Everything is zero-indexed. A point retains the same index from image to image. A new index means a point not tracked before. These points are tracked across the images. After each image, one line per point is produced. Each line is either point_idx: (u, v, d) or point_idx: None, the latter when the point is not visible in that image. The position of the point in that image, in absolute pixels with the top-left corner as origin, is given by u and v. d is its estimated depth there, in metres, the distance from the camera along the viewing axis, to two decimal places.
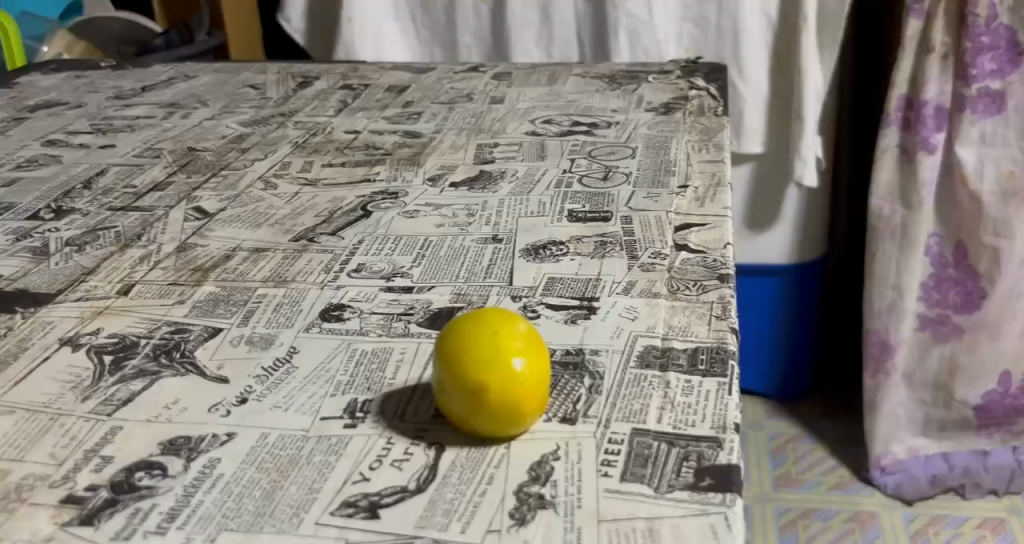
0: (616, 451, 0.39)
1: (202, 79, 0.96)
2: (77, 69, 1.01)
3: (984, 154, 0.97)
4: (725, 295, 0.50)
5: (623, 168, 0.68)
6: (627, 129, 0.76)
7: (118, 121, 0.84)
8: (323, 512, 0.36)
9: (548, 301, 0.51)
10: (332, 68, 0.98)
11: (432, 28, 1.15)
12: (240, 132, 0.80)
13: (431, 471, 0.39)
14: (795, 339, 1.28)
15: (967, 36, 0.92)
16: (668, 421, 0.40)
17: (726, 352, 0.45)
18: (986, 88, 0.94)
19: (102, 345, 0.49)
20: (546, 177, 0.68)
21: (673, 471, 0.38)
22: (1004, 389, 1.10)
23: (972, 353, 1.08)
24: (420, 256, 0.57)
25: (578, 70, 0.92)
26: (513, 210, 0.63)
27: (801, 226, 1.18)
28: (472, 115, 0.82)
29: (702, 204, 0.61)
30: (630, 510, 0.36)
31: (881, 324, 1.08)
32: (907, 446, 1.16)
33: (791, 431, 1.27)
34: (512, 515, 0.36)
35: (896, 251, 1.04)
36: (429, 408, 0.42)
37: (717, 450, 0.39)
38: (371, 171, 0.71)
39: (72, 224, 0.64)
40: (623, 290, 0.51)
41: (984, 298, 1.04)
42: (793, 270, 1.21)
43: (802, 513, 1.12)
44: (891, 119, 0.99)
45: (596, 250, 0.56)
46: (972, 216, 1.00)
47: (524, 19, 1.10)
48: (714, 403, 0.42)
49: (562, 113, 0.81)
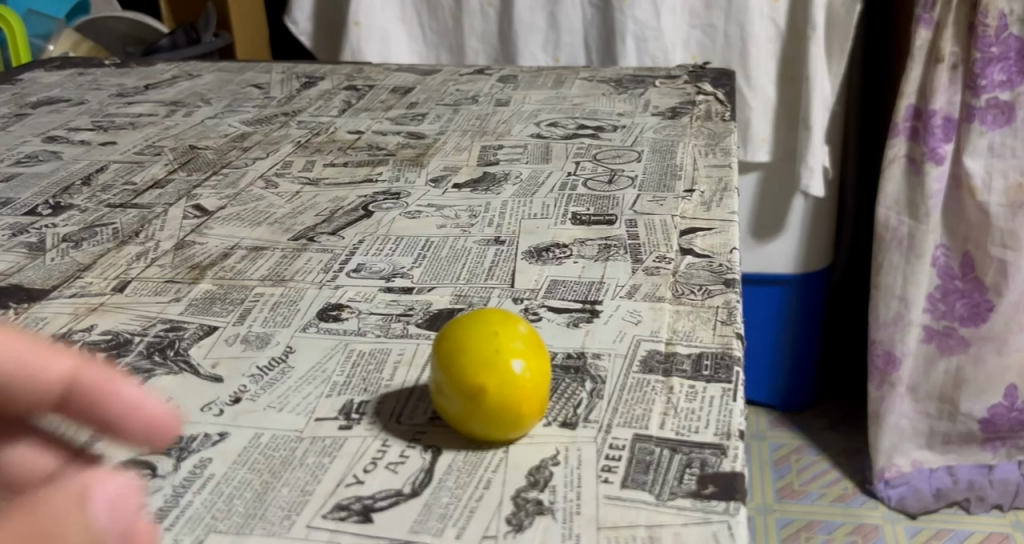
0: (617, 457, 0.38)
1: (205, 78, 0.95)
2: (81, 67, 1.00)
3: (993, 165, 0.96)
4: (731, 301, 0.49)
5: (629, 172, 0.67)
6: (633, 134, 0.75)
7: (120, 119, 0.83)
8: (315, 516, 0.35)
9: (550, 304, 0.50)
10: (337, 69, 0.97)
11: (439, 31, 1.14)
12: (242, 131, 0.80)
13: (427, 475, 0.38)
14: (798, 352, 1.27)
15: (977, 46, 0.91)
16: (671, 428, 0.40)
17: (732, 358, 0.44)
18: (996, 99, 0.93)
19: (95, 342, 0.48)
20: (550, 179, 0.67)
21: (675, 478, 0.37)
22: (1010, 404, 1.08)
23: (977, 366, 1.06)
24: (421, 257, 0.56)
25: (585, 74, 0.91)
26: (516, 212, 0.62)
27: (806, 236, 1.17)
28: (477, 117, 0.81)
29: (707, 209, 0.60)
30: (630, 518, 0.35)
31: (887, 336, 1.08)
32: (911, 459, 1.16)
33: (795, 442, 1.26)
34: (509, 521, 0.35)
35: (902, 263, 1.03)
36: (426, 410, 0.42)
37: (720, 457, 0.38)
38: (374, 171, 0.70)
39: (69, 221, 0.63)
40: (626, 294, 0.50)
41: (991, 311, 1.03)
42: (797, 280, 1.20)
43: (805, 525, 1.11)
44: (900, 129, 0.98)
45: (599, 253, 0.55)
46: (980, 228, 0.99)
47: (531, 23, 1.09)
48: (718, 410, 0.41)
49: (567, 116, 0.80)
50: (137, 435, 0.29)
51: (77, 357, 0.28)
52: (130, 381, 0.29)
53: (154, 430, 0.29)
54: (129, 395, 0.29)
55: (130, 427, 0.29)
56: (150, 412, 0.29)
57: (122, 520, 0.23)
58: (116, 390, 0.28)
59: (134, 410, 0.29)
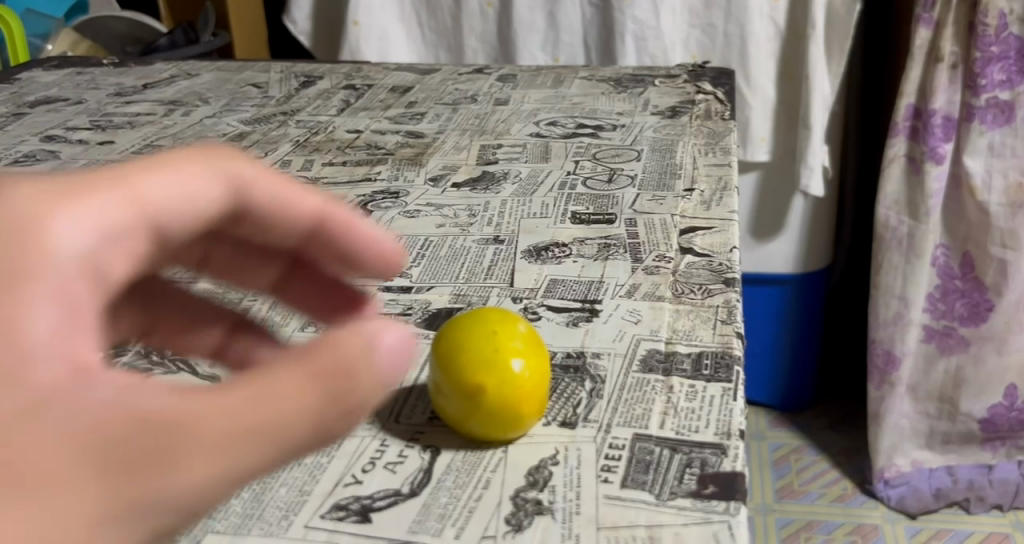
0: (616, 456, 0.38)
1: (203, 77, 0.95)
2: (79, 66, 1.00)
3: (992, 165, 0.95)
4: (731, 300, 0.49)
5: (628, 171, 0.67)
6: (632, 133, 0.75)
7: (118, 118, 0.83)
8: (313, 516, 0.35)
9: (550, 303, 0.50)
10: (336, 67, 0.97)
11: (438, 31, 1.14)
12: (240, 130, 0.79)
13: (426, 475, 0.37)
14: (798, 351, 1.26)
15: (976, 46, 0.91)
16: (671, 427, 0.39)
17: (732, 357, 0.44)
18: (995, 98, 0.93)
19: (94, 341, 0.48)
20: (549, 178, 0.67)
21: (675, 478, 0.36)
22: (1010, 404, 1.08)
23: (977, 366, 1.06)
24: (420, 256, 0.56)
25: (584, 73, 0.91)
26: (516, 211, 0.62)
27: (805, 236, 1.17)
28: (477, 116, 0.81)
29: (707, 208, 0.60)
30: (630, 518, 0.35)
31: (886, 336, 1.07)
32: (911, 458, 1.15)
33: (794, 442, 1.26)
34: (508, 521, 0.35)
35: (901, 262, 1.03)
36: (425, 409, 0.41)
37: (721, 457, 0.38)
38: (373, 170, 0.70)
39: None
40: (626, 293, 0.50)
41: (991, 310, 1.03)
42: (796, 280, 1.20)
43: (805, 525, 1.11)
44: (900, 129, 0.98)
45: (599, 252, 0.55)
46: (980, 228, 0.98)
47: (530, 22, 1.09)
48: (718, 409, 0.40)
49: (566, 115, 0.80)
50: (371, 267, 0.31)
51: (319, 196, 0.30)
52: (362, 218, 0.31)
53: (387, 262, 0.31)
54: (365, 230, 0.31)
55: (366, 259, 0.31)
56: (382, 246, 0.31)
57: (399, 359, 0.25)
58: (354, 230, 0.31)
59: (370, 244, 0.31)
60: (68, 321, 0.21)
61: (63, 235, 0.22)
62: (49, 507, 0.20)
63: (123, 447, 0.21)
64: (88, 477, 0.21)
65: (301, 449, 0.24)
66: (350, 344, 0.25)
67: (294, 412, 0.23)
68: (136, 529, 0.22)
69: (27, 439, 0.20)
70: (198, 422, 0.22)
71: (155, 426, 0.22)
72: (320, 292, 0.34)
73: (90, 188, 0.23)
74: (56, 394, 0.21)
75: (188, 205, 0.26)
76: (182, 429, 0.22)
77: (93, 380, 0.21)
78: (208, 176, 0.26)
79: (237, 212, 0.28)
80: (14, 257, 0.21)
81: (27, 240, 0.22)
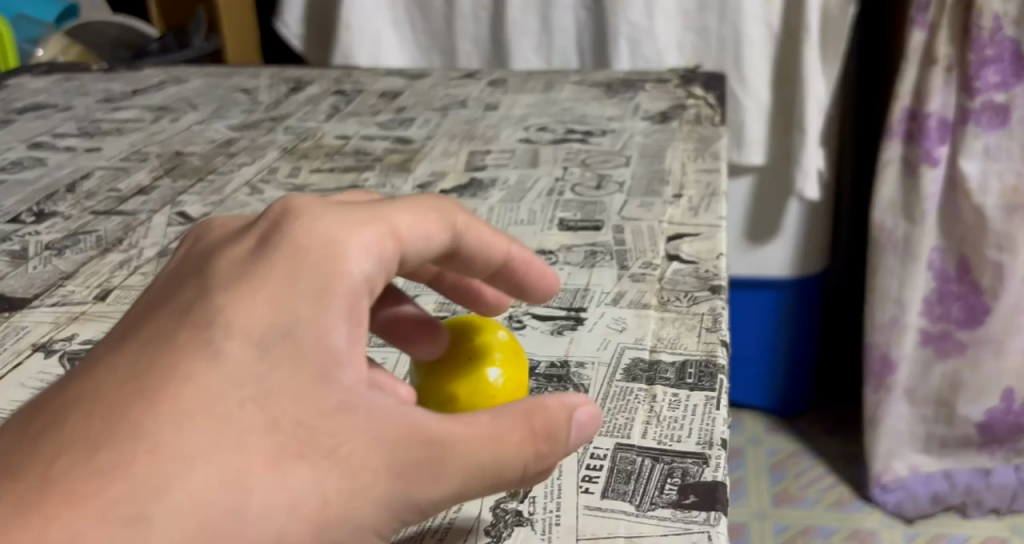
0: (598, 466, 0.37)
1: (192, 83, 0.94)
2: (68, 72, 0.99)
3: (988, 168, 0.95)
4: (716, 307, 0.48)
5: (617, 177, 0.66)
6: (621, 138, 0.74)
7: (106, 125, 0.83)
8: None
9: (535, 311, 0.49)
10: (326, 73, 0.97)
11: (432, 34, 1.14)
12: (228, 137, 0.79)
13: None
14: (794, 355, 1.26)
15: (970, 48, 0.90)
16: (653, 436, 0.39)
17: (716, 366, 0.43)
18: (991, 101, 0.92)
19: (75, 352, 0.47)
20: (538, 185, 0.66)
21: (656, 488, 0.36)
22: (1007, 407, 1.07)
23: (974, 370, 1.06)
24: None
25: (575, 78, 0.91)
26: (503, 217, 0.61)
27: (801, 239, 1.16)
28: (466, 122, 0.81)
29: (695, 214, 0.59)
30: (609, 529, 0.34)
31: (882, 340, 1.07)
32: (908, 463, 1.14)
33: (790, 447, 1.26)
34: (488, 532, 0.34)
35: (897, 265, 1.03)
36: None
37: (702, 466, 0.37)
38: (360, 177, 0.70)
39: (52, 228, 0.62)
40: (612, 301, 0.50)
41: (987, 314, 1.02)
42: (791, 284, 1.20)
43: (802, 530, 1.11)
44: (895, 132, 0.97)
45: (585, 260, 0.55)
46: (976, 231, 0.98)
47: (524, 26, 1.08)
48: (701, 418, 0.40)
49: (556, 120, 0.80)
50: (538, 294, 0.38)
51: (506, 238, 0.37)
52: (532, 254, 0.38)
53: (551, 292, 0.38)
54: (538, 266, 0.37)
55: (537, 290, 0.38)
56: (547, 277, 0.38)
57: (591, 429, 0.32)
58: (531, 267, 0.37)
59: (542, 277, 0.38)
60: (358, 337, 0.29)
61: (355, 264, 0.30)
62: (340, 480, 0.28)
63: (398, 451, 0.29)
64: (369, 462, 0.28)
65: (517, 481, 0.31)
66: (559, 413, 0.31)
67: (516, 450, 0.30)
68: (389, 519, 0.29)
69: (330, 426, 0.28)
70: (449, 443, 0.29)
71: (424, 442, 0.29)
72: (469, 296, 0.39)
73: (375, 225, 0.31)
74: (349, 398, 0.28)
75: (426, 243, 0.32)
76: (437, 445, 0.29)
77: (376, 392, 0.29)
78: (438, 223, 0.33)
79: (451, 251, 0.34)
80: (325, 279, 0.29)
81: (331, 266, 0.29)
